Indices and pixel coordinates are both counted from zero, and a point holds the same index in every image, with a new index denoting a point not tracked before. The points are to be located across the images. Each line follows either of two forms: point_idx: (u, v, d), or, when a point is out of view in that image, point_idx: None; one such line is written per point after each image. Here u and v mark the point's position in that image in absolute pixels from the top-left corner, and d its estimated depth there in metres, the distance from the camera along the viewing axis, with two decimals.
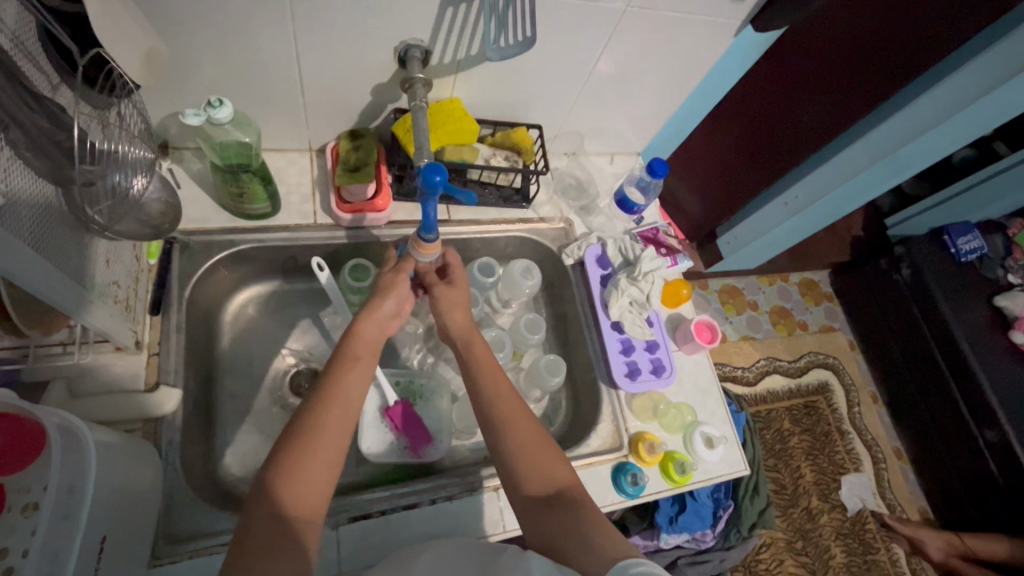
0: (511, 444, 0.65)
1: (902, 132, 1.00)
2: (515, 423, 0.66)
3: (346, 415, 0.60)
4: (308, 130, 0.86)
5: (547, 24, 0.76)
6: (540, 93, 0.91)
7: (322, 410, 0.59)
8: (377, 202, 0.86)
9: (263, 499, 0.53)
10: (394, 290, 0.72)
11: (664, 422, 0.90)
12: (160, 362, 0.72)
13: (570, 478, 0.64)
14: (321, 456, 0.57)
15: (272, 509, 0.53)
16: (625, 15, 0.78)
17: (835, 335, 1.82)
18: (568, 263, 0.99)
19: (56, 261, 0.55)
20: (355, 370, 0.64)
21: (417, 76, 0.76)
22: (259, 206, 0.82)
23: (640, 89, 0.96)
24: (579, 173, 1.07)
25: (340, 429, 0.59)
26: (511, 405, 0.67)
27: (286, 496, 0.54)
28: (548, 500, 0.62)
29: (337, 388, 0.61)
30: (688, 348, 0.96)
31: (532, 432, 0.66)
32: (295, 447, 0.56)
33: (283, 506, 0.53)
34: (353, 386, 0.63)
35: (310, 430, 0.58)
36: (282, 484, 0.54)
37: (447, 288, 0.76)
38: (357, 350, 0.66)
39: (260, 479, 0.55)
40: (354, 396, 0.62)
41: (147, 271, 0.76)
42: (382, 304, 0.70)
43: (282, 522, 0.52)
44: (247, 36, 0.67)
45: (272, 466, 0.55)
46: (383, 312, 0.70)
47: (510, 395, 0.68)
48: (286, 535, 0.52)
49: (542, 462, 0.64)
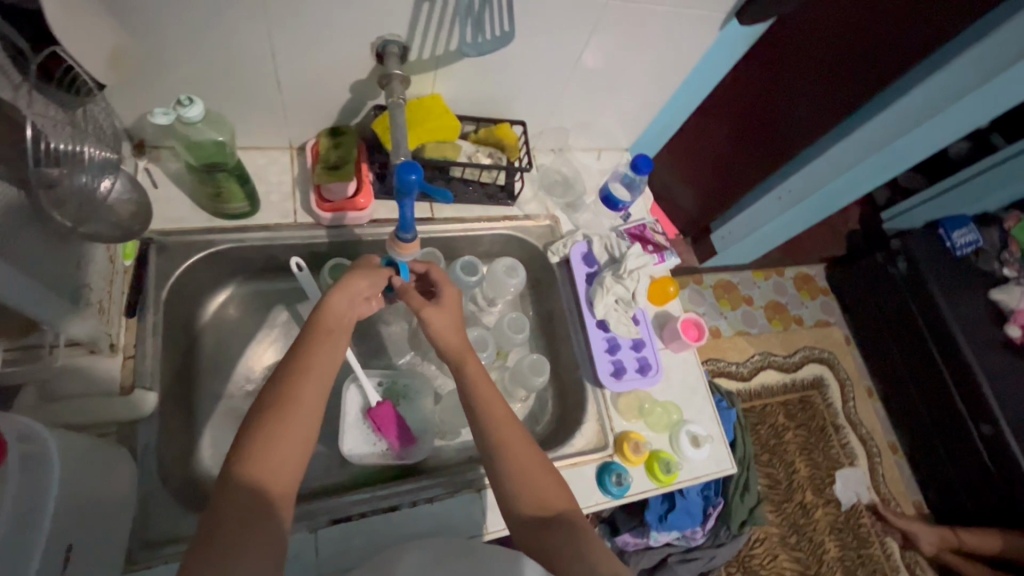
0: (506, 466, 0.64)
1: (897, 124, 0.98)
2: (511, 444, 0.64)
3: (321, 386, 0.61)
4: (287, 128, 0.85)
5: (529, 19, 0.75)
6: (525, 89, 0.89)
7: (296, 379, 0.59)
8: (358, 200, 0.85)
9: (236, 486, 0.52)
10: (369, 271, 0.71)
11: (650, 421, 0.89)
12: (135, 364, 0.71)
13: (564, 502, 0.63)
14: (294, 431, 0.57)
15: (243, 485, 0.52)
16: (607, 9, 0.77)
17: (830, 330, 1.81)
18: (554, 261, 0.98)
19: (22, 264, 0.54)
20: (325, 345, 0.63)
21: (395, 72, 0.75)
22: (238, 205, 0.81)
23: (626, 84, 0.94)
24: (566, 170, 1.06)
25: (314, 397, 0.59)
26: (495, 413, 0.66)
27: (260, 477, 0.53)
28: (545, 521, 0.61)
29: (307, 363, 0.61)
30: (674, 346, 0.95)
31: (525, 450, 0.65)
32: (269, 422, 0.56)
33: (258, 483, 0.53)
34: (325, 358, 0.62)
35: (279, 406, 0.57)
36: (257, 462, 0.54)
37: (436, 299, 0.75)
38: (328, 324, 0.65)
39: (233, 460, 0.54)
40: (327, 370, 0.62)
41: (123, 272, 0.75)
42: (354, 281, 0.69)
43: (257, 498, 0.52)
44: (219, 32, 0.66)
45: (245, 440, 0.55)
46: (356, 288, 0.68)
47: (505, 413, 0.67)
48: (264, 512, 0.52)
49: (535, 483, 0.63)
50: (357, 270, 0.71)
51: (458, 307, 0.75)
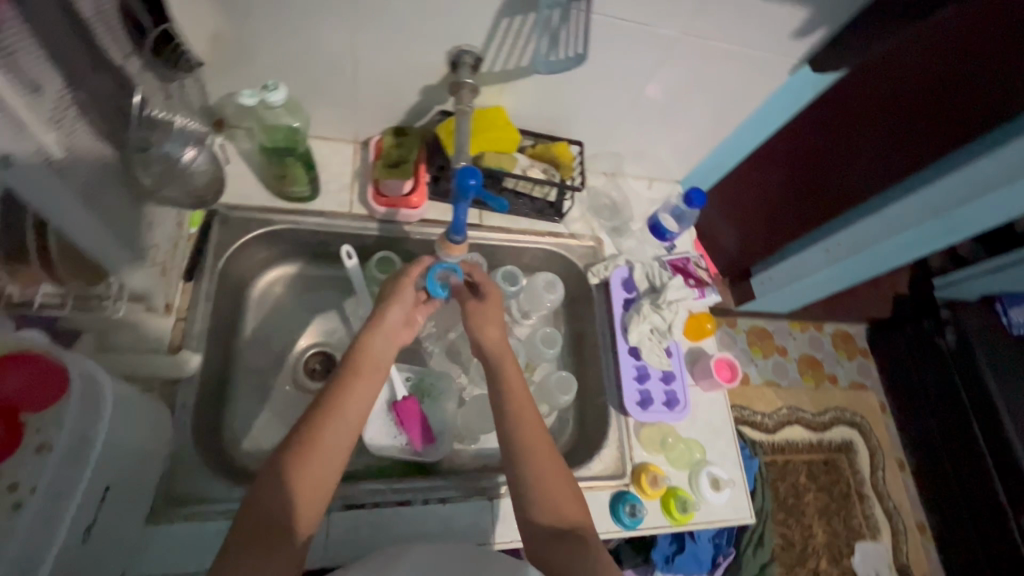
0: (526, 462, 0.64)
1: (958, 192, 0.92)
2: (540, 460, 0.64)
3: (345, 426, 0.62)
4: (354, 123, 0.89)
5: (601, 43, 0.76)
6: (585, 111, 0.91)
7: (322, 420, 0.61)
8: (412, 199, 0.88)
9: (251, 514, 0.55)
10: (404, 299, 0.75)
11: (670, 456, 0.88)
12: (186, 326, 0.75)
13: (579, 514, 0.63)
14: (322, 463, 0.59)
15: (260, 515, 0.55)
16: (679, 42, 0.78)
17: (865, 394, 1.72)
18: (593, 283, 0.98)
19: (105, 218, 0.58)
20: (359, 383, 0.66)
21: (466, 81, 0.78)
22: (300, 189, 0.85)
23: (685, 117, 0.95)
24: (615, 195, 1.05)
25: (338, 437, 0.61)
26: (529, 426, 0.66)
27: (277, 507, 0.55)
28: (558, 534, 0.60)
29: (335, 403, 0.63)
30: (705, 384, 0.93)
31: (552, 465, 0.64)
32: (299, 456, 0.58)
33: (274, 516, 0.55)
34: (356, 399, 0.64)
35: (310, 440, 0.59)
36: (275, 496, 0.56)
37: (478, 305, 0.77)
38: (361, 363, 0.68)
39: (253, 492, 0.56)
40: (353, 411, 0.63)
41: (188, 238, 0.80)
42: (390, 314, 0.73)
43: (272, 523, 0.55)
44: (309, 30, 0.71)
45: (270, 471, 0.58)
46: (392, 322, 0.73)
47: (533, 417, 0.67)
48: (278, 542, 0.54)
49: (555, 495, 0.63)
50: (391, 297, 0.75)
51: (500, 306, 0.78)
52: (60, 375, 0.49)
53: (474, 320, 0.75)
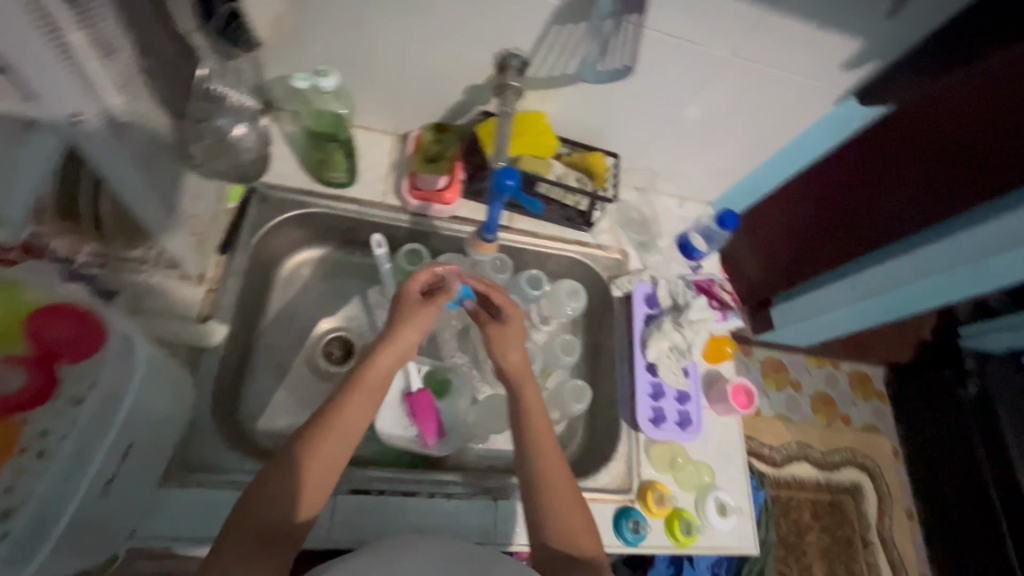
0: (542, 484, 0.65)
1: (1003, 240, 0.81)
2: (556, 486, 0.65)
3: (342, 443, 0.60)
4: (396, 116, 0.90)
5: (648, 57, 0.76)
6: (626, 123, 0.91)
7: (319, 436, 0.59)
8: (446, 195, 0.90)
9: (243, 523, 0.53)
10: (417, 315, 0.70)
11: (679, 476, 0.87)
12: (215, 297, 0.76)
13: (594, 548, 0.63)
14: (312, 483, 0.58)
15: (250, 525, 0.53)
16: (727, 63, 0.78)
17: (877, 439, 1.67)
18: (615, 295, 0.98)
19: (154, 183, 0.60)
20: (363, 398, 0.63)
21: (511, 84, 0.78)
22: (339, 175, 0.87)
23: (724, 138, 0.94)
24: (645, 211, 1.05)
25: (334, 453, 0.59)
26: (548, 452, 0.67)
27: (267, 518, 0.54)
28: (570, 560, 0.61)
29: (336, 418, 0.60)
30: (719, 408, 0.93)
31: (568, 490, 0.65)
32: (296, 467, 0.57)
33: (264, 529, 0.54)
34: (358, 416, 0.62)
35: (305, 453, 0.58)
36: (265, 508, 0.54)
37: (501, 327, 0.75)
38: (368, 378, 0.64)
39: (244, 502, 0.55)
40: (351, 427, 0.61)
41: (226, 212, 0.81)
42: (405, 331, 0.69)
43: (265, 532, 0.54)
44: (364, 21, 0.72)
45: (263, 483, 0.56)
46: (405, 339, 0.68)
47: (552, 441, 0.68)
48: (269, 552, 0.53)
49: (569, 521, 0.63)
50: (405, 310, 0.70)
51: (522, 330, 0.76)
52: (97, 341, 0.50)
53: (495, 342, 0.74)
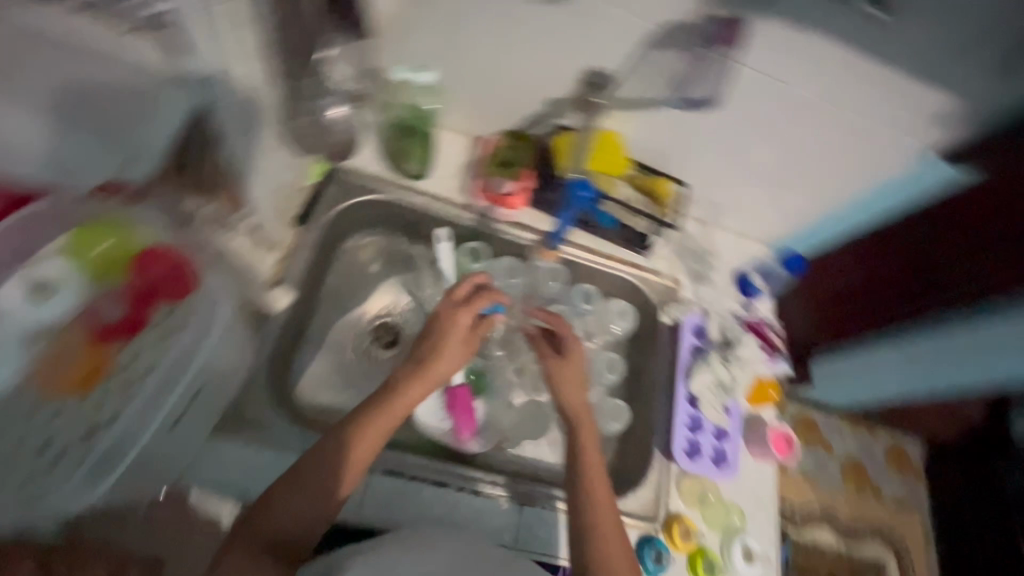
0: (590, 516, 0.66)
1: None
2: (605, 524, 0.66)
3: (357, 461, 0.62)
4: (474, 119, 0.92)
5: (734, 91, 0.78)
6: (699, 153, 0.91)
7: (337, 450, 0.62)
8: (512, 200, 0.91)
9: (254, 523, 0.57)
10: (454, 348, 0.72)
11: (707, 514, 0.85)
12: (285, 267, 0.80)
13: None
14: (318, 496, 0.60)
15: (260, 527, 0.57)
16: (812, 107, 0.78)
17: (910, 518, 1.56)
18: (663, 320, 0.97)
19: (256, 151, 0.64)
20: (383, 420, 0.65)
21: (599, 102, 0.83)
22: (414, 167, 0.90)
23: (796, 181, 0.94)
24: (704, 244, 1.05)
25: (346, 469, 0.61)
26: (602, 490, 0.68)
27: (276, 522, 0.57)
28: None
29: (355, 436, 0.63)
30: (757, 452, 0.91)
31: (615, 524, 0.66)
32: (308, 478, 0.60)
33: (270, 531, 0.57)
34: (376, 436, 0.64)
35: (319, 465, 0.61)
36: (275, 511, 0.58)
37: (558, 363, 0.78)
38: (393, 402, 0.66)
39: (262, 501, 0.59)
40: (369, 446, 0.63)
41: (305, 187, 0.85)
42: (438, 362, 0.70)
43: (269, 537, 0.56)
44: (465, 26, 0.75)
45: (279, 487, 0.60)
46: (437, 371, 0.70)
47: (603, 475, 0.70)
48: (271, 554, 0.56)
49: (614, 555, 0.64)
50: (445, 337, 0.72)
51: (582, 364, 0.79)
52: (192, 285, 0.56)
53: (561, 382, 0.77)
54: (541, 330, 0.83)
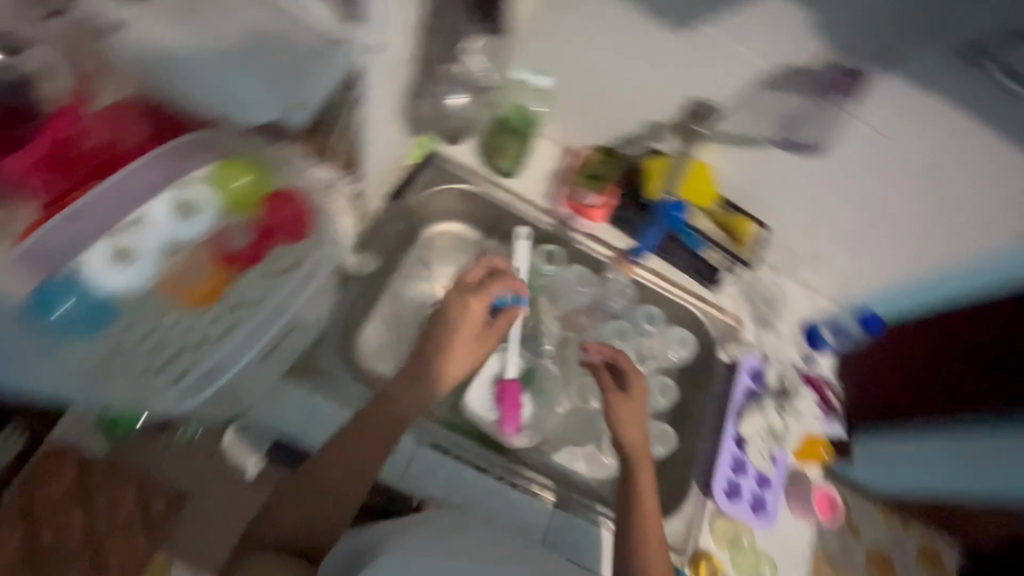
0: (636, 545, 0.70)
1: None
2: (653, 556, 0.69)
3: (371, 445, 0.66)
4: (570, 130, 0.95)
5: (838, 143, 0.78)
6: (788, 199, 0.91)
7: (352, 434, 0.66)
8: (594, 212, 0.94)
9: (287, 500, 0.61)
10: (469, 351, 0.76)
11: (738, 558, 0.83)
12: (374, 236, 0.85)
13: None
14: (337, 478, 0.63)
15: (288, 505, 0.61)
16: (917, 173, 0.77)
17: None
18: (721, 357, 0.96)
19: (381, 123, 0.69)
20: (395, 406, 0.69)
21: (701, 132, 0.85)
22: (506, 164, 0.93)
23: (882, 245, 0.92)
24: (774, 291, 1.02)
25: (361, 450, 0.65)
26: (652, 531, 0.71)
27: (302, 502, 0.61)
28: None
29: (368, 420, 0.67)
30: (798, 510, 0.90)
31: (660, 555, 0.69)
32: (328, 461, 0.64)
33: (297, 509, 0.61)
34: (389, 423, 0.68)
35: (336, 448, 0.65)
36: (299, 491, 0.62)
37: (621, 399, 0.81)
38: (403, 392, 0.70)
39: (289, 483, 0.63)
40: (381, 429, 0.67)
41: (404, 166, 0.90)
42: (452, 362, 0.74)
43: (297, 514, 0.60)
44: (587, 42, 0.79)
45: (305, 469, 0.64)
46: (449, 368, 0.73)
47: (654, 514, 0.72)
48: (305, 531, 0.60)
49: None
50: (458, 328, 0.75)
51: (643, 404, 0.82)
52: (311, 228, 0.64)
53: (620, 415, 0.79)
54: (603, 364, 0.87)
